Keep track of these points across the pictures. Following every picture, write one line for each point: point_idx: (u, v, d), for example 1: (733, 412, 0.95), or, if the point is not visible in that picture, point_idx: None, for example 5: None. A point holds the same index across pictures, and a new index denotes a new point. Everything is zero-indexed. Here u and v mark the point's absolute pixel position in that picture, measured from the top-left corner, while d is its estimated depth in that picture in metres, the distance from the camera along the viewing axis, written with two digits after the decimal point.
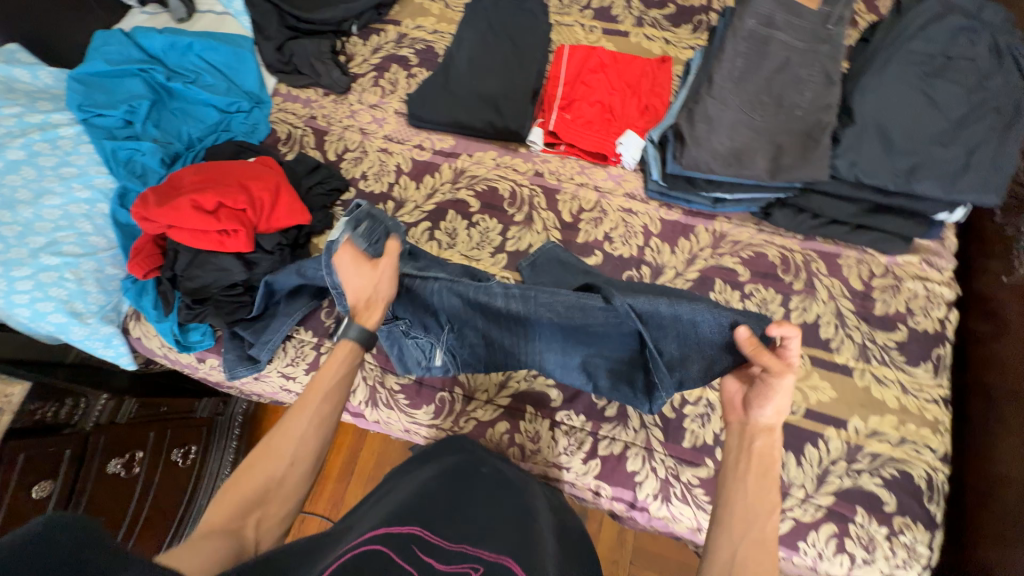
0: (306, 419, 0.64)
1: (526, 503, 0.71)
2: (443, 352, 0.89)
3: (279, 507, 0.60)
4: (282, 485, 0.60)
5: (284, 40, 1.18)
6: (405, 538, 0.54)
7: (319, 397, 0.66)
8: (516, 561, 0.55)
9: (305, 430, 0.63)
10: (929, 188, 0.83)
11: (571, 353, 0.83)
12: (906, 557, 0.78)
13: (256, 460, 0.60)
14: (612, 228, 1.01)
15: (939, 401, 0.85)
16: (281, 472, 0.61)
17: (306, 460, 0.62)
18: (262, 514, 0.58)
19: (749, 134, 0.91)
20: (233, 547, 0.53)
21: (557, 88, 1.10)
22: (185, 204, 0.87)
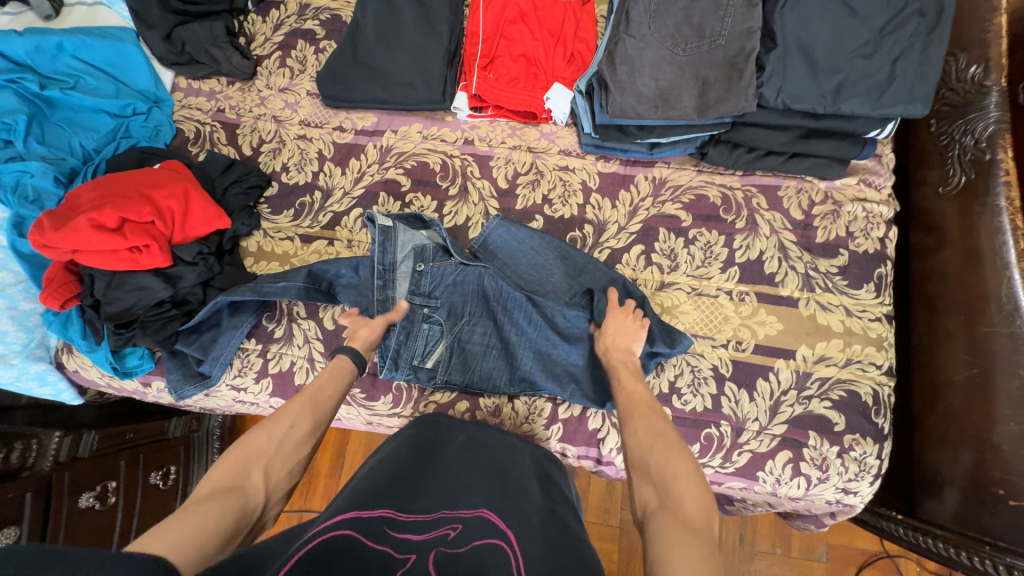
0: (305, 399, 0.70)
1: (507, 455, 0.73)
2: (443, 348, 0.89)
3: (279, 471, 0.62)
4: (283, 451, 0.63)
5: (172, 27, 1.06)
6: (375, 521, 0.54)
7: (318, 383, 0.73)
8: (494, 512, 0.57)
9: (304, 406, 0.69)
10: (857, 105, 0.81)
11: (554, 350, 0.87)
12: (858, 470, 0.82)
13: (256, 432, 0.63)
14: (550, 189, 0.97)
15: (882, 319, 0.87)
16: (280, 441, 0.64)
17: (305, 431, 0.66)
18: (261, 480, 0.60)
19: (673, 71, 0.87)
20: (234, 505, 0.55)
21: (476, 46, 1.03)
22: (83, 224, 0.81)
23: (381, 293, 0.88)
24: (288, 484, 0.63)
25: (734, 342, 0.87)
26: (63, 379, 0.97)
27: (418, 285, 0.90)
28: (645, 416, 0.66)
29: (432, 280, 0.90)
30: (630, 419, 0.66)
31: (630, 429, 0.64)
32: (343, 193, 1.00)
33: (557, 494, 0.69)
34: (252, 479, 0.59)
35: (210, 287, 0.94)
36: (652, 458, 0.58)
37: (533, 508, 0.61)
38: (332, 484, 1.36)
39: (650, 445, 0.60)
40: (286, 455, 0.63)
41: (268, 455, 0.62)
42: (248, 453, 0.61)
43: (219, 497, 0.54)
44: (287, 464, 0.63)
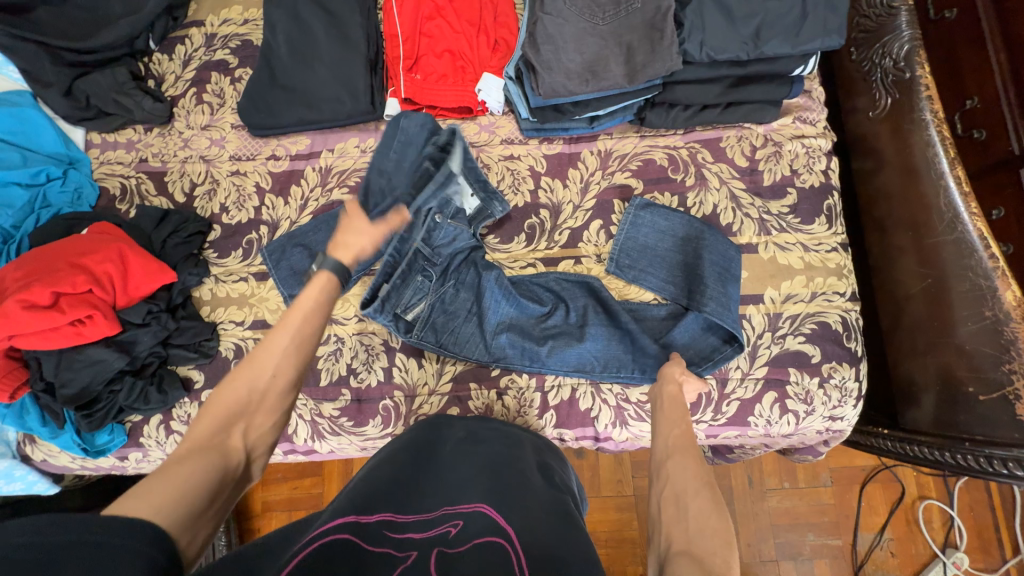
0: (289, 337, 0.60)
1: (506, 447, 0.72)
2: (425, 304, 0.89)
3: (263, 422, 0.57)
4: (267, 401, 0.58)
5: (71, 81, 0.99)
6: (375, 524, 0.54)
7: (302, 313, 0.62)
8: (492, 507, 0.57)
9: (288, 347, 0.60)
10: (777, 47, 0.82)
11: (522, 323, 0.90)
12: (841, 395, 0.85)
13: (232, 378, 0.56)
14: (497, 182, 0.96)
15: (838, 248, 0.89)
16: (263, 389, 0.57)
17: (291, 376, 0.59)
18: (244, 435, 0.55)
19: (597, 42, 0.87)
20: (215, 465, 0.51)
21: (397, 48, 1.00)
22: (14, 307, 0.76)
23: (410, 228, 0.84)
24: (273, 433, 0.59)
25: None
26: (32, 471, 0.93)
27: (431, 237, 0.89)
28: (693, 454, 0.58)
29: (441, 239, 0.90)
30: (677, 454, 0.58)
31: (674, 466, 0.57)
32: (290, 223, 0.96)
33: (558, 482, 0.69)
34: (235, 432, 0.54)
35: (170, 345, 0.89)
36: (692, 505, 0.51)
37: (537, 498, 0.61)
38: None
39: (694, 489, 0.53)
40: (271, 407, 0.58)
41: (252, 405, 0.56)
42: (229, 404, 0.55)
43: (200, 455, 0.50)
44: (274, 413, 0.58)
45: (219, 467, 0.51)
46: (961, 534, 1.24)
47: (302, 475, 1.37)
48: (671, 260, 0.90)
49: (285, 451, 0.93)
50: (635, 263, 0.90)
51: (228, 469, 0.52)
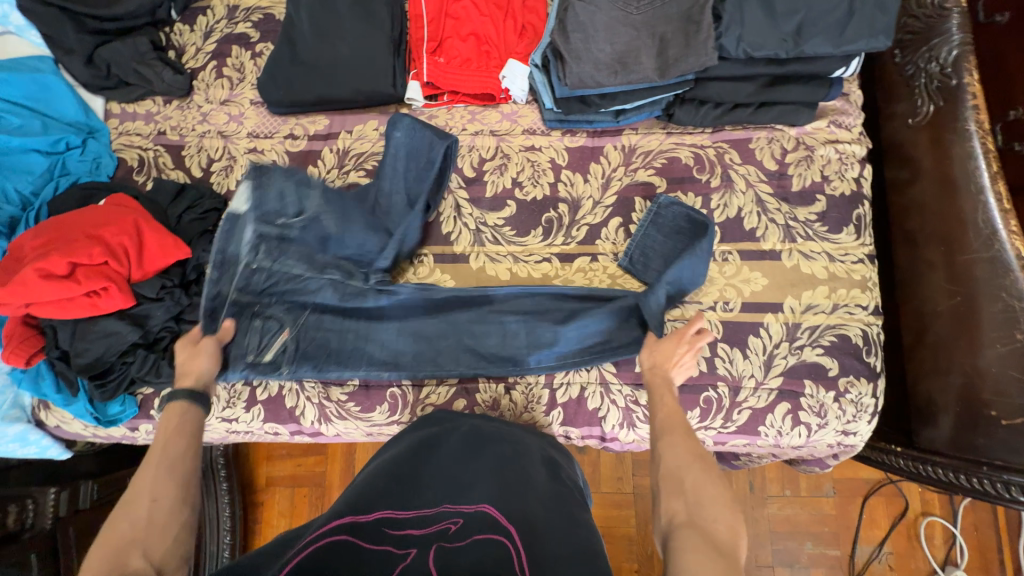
0: (157, 463, 0.61)
1: (513, 443, 0.72)
2: (284, 339, 0.87)
3: (161, 540, 0.54)
4: (158, 522, 0.56)
5: (93, 49, 0.98)
6: (373, 523, 0.55)
7: (160, 447, 0.63)
8: (495, 508, 0.58)
9: (159, 473, 0.60)
10: (818, 46, 0.77)
11: (400, 352, 0.88)
12: (855, 411, 0.83)
13: (111, 524, 0.55)
14: (345, 209, 0.88)
15: (865, 259, 0.86)
16: (146, 514, 0.56)
17: (173, 494, 0.59)
18: (145, 557, 0.52)
19: (629, 32, 0.83)
20: None
21: (422, 29, 0.97)
22: (32, 276, 0.76)
23: (215, 287, 0.84)
24: (180, 548, 0.56)
25: (721, 303, 0.86)
26: (46, 436, 0.95)
27: (250, 282, 0.86)
28: (682, 429, 0.62)
29: (275, 278, 0.86)
30: (668, 432, 0.62)
31: (665, 444, 0.60)
32: None
33: (563, 477, 0.69)
34: (132, 559, 0.51)
35: (183, 321, 0.89)
36: (689, 478, 0.56)
37: (537, 496, 0.61)
38: None
39: (688, 464, 0.57)
40: (163, 524, 0.56)
41: (140, 535, 0.54)
42: (110, 545, 0.52)
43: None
44: (169, 528, 0.56)
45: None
46: (962, 553, 1.22)
47: (306, 454, 1.39)
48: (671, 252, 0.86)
49: (291, 432, 0.93)
50: (648, 265, 0.88)
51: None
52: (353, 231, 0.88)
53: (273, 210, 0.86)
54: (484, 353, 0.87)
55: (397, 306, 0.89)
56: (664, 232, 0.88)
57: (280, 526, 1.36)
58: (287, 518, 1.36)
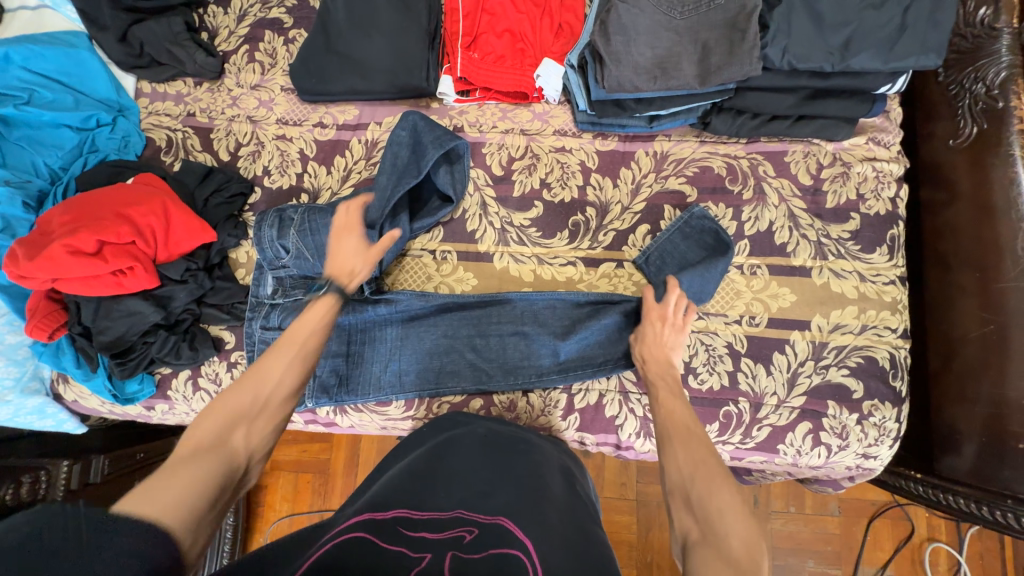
0: (295, 350, 0.64)
1: (528, 455, 0.71)
2: None
3: (265, 425, 0.58)
4: (270, 406, 0.59)
5: (127, 26, 0.98)
6: (389, 521, 0.54)
7: (301, 333, 0.66)
8: (512, 521, 0.55)
9: (293, 359, 0.63)
10: (866, 61, 0.75)
11: (412, 375, 0.87)
12: (878, 435, 0.82)
13: (238, 386, 0.58)
14: (334, 224, 0.86)
15: (897, 281, 0.85)
16: (266, 394, 0.59)
17: (291, 387, 0.62)
18: (247, 437, 0.56)
19: (671, 37, 0.81)
20: (217, 466, 0.51)
21: (457, 23, 0.96)
22: (60, 251, 0.76)
23: (248, 326, 0.86)
24: (275, 437, 0.59)
25: (747, 317, 0.85)
26: (63, 409, 0.95)
27: (268, 320, 0.86)
28: (685, 431, 0.61)
29: (285, 312, 0.86)
30: (680, 431, 0.61)
31: (667, 453, 0.59)
32: (331, 193, 0.95)
33: (574, 485, 0.69)
34: (238, 433, 0.55)
35: (204, 304, 0.90)
36: (695, 489, 0.54)
37: (552, 505, 0.60)
38: (350, 482, 1.36)
39: (692, 471, 0.55)
40: (273, 412, 0.59)
41: (253, 412, 0.57)
42: (231, 409, 0.56)
43: (205, 454, 0.51)
44: (273, 420, 0.59)
45: (222, 466, 0.51)
46: None
47: (312, 440, 1.39)
48: (687, 260, 0.85)
49: (306, 421, 0.93)
50: (663, 269, 0.87)
51: (232, 467, 0.52)
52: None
53: (269, 250, 0.87)
54: (489, 372, 0.87)
55: (403, 323, 0.89)
56: (689, 237, 0.87)
57: (282, 510, 1.36)
58: (290, 502, 1.36)
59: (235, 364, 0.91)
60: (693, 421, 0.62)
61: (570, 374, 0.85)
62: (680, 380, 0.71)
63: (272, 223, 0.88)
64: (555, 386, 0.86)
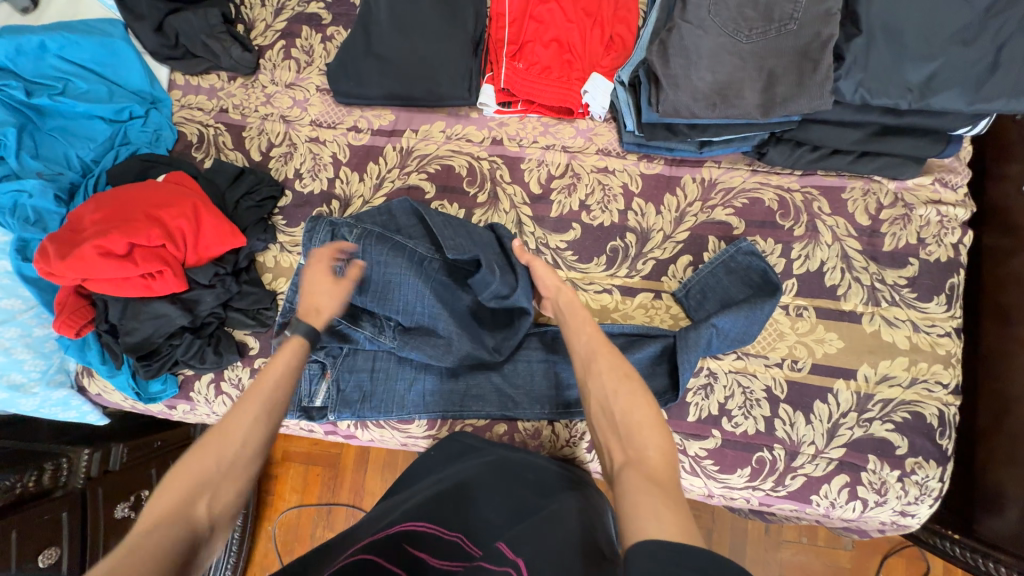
0: (258, 406, 0.59)
1: (541, 488, 0.70)
2: (328, 384, 0.86)
3: (232, 491, 0.53)
4: (233, 470, 0.54)
5: (164, 17, 0.95)
6: (394, 538, 0.56)
7: (269, 387, 0.61)
8: (508, 546, 0.54)
9: (257, 416, 0.58)
10: (949, 101, 0.70)
11: (433, 398, 0.85)
12: (919, 494, 0.78)
13: (199, 448, 0.54)
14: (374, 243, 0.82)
15: (952, 333, 0.80)
16: (229, 456, 0.54)
17: (257, 445, 0.57)
18: (210, 505, 0.51)
19: (734, 62, 0.75)
20: (172, 543, 0.46)
21: (503, 31, 0.92)
22: (90, 252, 0.75)
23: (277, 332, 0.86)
24: (242, 502, 0.54)
25: (789, 361, 0.81)
26: (87, 402, 0.95)
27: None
28: (606, 358, 0.62)
29: (322, 329, 0.84)
30: (594, 357, 0.63)
31: (592, 376, 0.61)
32: (363, 202, 0.92)
33: (593, 514, 0.65)
34: (201, 502, 0.50)
35: (230, 308, 0.88)
36: (618, 409, 0.57)
37: (562, 530, 0.57)
38: (359, 480, 1.35)
39: (614, 395, 0.58)
40: (239, 472, 0.54)
41: (216, 476, 0.52)
42: (189, 476, 0.51)
43: (163, 530, 0.47)
44: (238, 483, 0.54)
45: (181, 547, 0.47)
46: None
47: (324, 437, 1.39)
48: (731, 298, 0.81)
49: (326, 431, 0.92)
50: (703, 304, 0.83)
51: (193, 542, 0.48)
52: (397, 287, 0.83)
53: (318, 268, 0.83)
54: (515, 401, 0.85)
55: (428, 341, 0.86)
56: (734, 272, 0.83)
57: (291, 501, 1.36)
58: (299, 494, 1.36)
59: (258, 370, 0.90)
60: (610, 350, 0.64)
61: None
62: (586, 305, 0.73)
63: (326, 239, 0.83)
64: (581, 419, 0.84)
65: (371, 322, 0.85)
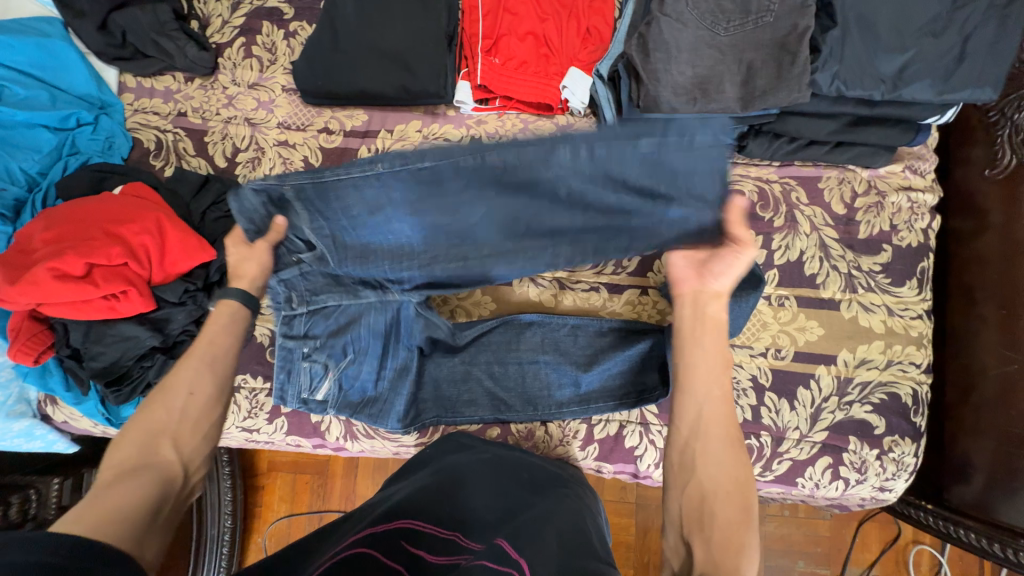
0: (194, 362, 0.60)
1: (535, 486, 0.69)
2: (330, 382, 0.80)
3: (193, 438, 0.56)
4: (188, 420, 0.56)
5: (108, 14, 0.88)
6: (394, 534, 0.55)
7: (204, 343, 0.62)
8: (508, 542, 0.53)
9: (198, 369, 0.60)
10: (919, 91, 0.72)
11: (427, 402, 0.84)
12: (896, 469, 0.81)
13: (145, 408, 0.56)
14: (343, 200, 0.62)
15: (924, 315, 0.83)
16: (180, 410, 0.56)
17: (207, 395, 0.59)
18: (173, 452, 0.54)
19: (713, 55, 0.75)
20: (146, 490, 0.50)
21: (476, 25, 0.88)
22: (43, 275, 0.69)
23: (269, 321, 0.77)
24: (209, 445, 0.58)
25: (773, 350, 0.83)
26: (53, 430, 0.89)
27: (292, 326, 0.77)
28: (727, 439, 0.60)
29: (318, 317, 0.78)
30: (707, 429, 0.61)
31: (704, 454, 0.59)
32: None
33: (583, 511, 0.66)
34: (163, 449, 0.54)
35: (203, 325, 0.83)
36: (719, 508, 0.56)
37: (553, 529, 0.58)
38: (350, 486, 1.33)
39: (724, 487, 0.57)
40: (193, 425, 0.56)
41: (172, 425, 0.55)
42: (145, 433, 0.54)
43: (132, 476, 0.50)
44: (199, 431, 0.57)
45: (154, 489, 0.50)
46: None
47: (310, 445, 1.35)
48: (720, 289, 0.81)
49: (314, 445, 0.89)
50: None
51: (166, 485, 0.51)
52: (380, 244, 0.68)
53: (284, 243, 0.69)
54: (508, 403, 0.84)
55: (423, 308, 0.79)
56: None
57: (281, 511, 1.33)
58: (289, 504, 1.33)
59: (239, 388, 0.86)
60: (733, 433, 0.61)
61: (591, 407, 0.83)
62: (731, 364, 0.65)
63: (266, 202, 0.64)
64: (574, 418, 0.84)
65: (371, 290, 0.76)
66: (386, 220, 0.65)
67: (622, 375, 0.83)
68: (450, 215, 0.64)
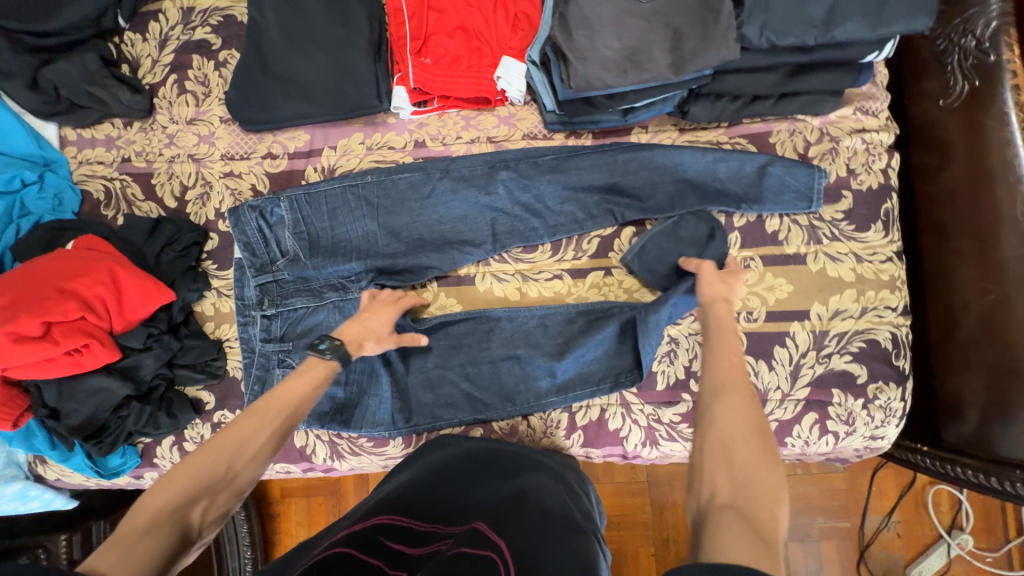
0: (271, 422, 0.58)
1: (519, 471, 0.68)
2: None
3: (226, 501, 0.52)
4: (236, 482, 0.53)
5: (35, 70, 0.87)
6: (370, 531, 0.54)
7: (285, 403, 0.60)
8: (484, 523, 0.53)
9: (271, 431, 0.57)
10: (852, 31, 0.70)
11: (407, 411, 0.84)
12: (884, 416, 0.80)
13: (203, 453, 0.52)
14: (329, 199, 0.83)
15: (894, 258, 0.82)
16: (232, 469, 0.53)
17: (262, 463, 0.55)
18: (204, 512, 0.50)
19: (639, 24, 0.74)
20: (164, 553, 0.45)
21: (403, 27, 0.87)
22: (3, 339, 0.70)
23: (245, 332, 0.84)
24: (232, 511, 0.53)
25: (745, 313, 0.82)
26: (48, 489, 0.90)
27: (266, 334, 0.83)
28: (748, 398, 0.55)
29: (286, 323, 0.84)
30: (726, 390, 0.56)
31: (723, 403, 0.54)
32: None
33: (562, 490, 0.66)
34: (195, 508, 0.49)
35: (176, 365, 0.84)
36: (740, 454, 0.49)
37: (536, 506, 0.58)
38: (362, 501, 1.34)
39: (745, 436, 0.51)
40: (234, 487, 0.52)
41: (217, 482, 0.51)
42: (193, 482, 0.50)
43: (157, 531, 0.46)
44: (232, 495, 0.52)
45: (172, 541, 0.46)
46: (968, 517, 1.15)
47: None
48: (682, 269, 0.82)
49: (303, 470, 0.89)
50: (655, 273, 0.83)
51: (180, 550, 0.47)
52: (346, 242, 0.84)
53: (258, 245, 0.83)
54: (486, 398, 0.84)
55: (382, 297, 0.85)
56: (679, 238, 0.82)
57: (298, 535, 1.34)
58: (305, 526, 1.34)
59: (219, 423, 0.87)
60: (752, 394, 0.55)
61: (569, 394, 0.82)
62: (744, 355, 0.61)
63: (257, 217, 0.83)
64: (554, 408, 0.83)
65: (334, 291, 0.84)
66: (347, 217, 0.84)
67: (598, 359, 0.82)
68: (400, 210, 0.85)
